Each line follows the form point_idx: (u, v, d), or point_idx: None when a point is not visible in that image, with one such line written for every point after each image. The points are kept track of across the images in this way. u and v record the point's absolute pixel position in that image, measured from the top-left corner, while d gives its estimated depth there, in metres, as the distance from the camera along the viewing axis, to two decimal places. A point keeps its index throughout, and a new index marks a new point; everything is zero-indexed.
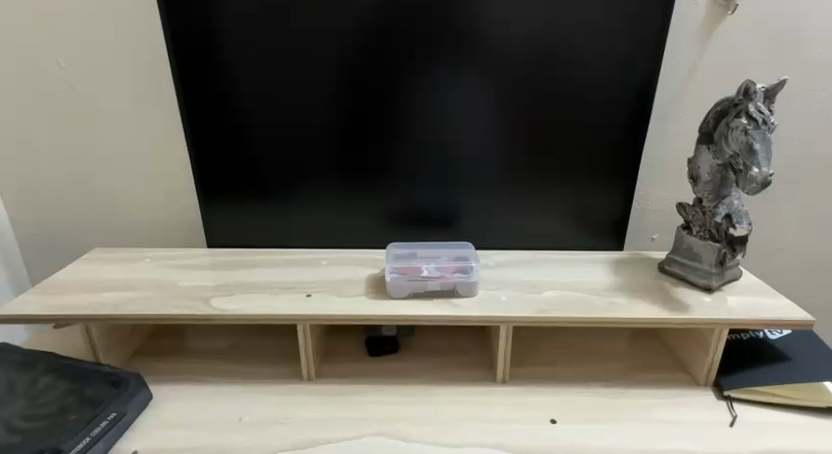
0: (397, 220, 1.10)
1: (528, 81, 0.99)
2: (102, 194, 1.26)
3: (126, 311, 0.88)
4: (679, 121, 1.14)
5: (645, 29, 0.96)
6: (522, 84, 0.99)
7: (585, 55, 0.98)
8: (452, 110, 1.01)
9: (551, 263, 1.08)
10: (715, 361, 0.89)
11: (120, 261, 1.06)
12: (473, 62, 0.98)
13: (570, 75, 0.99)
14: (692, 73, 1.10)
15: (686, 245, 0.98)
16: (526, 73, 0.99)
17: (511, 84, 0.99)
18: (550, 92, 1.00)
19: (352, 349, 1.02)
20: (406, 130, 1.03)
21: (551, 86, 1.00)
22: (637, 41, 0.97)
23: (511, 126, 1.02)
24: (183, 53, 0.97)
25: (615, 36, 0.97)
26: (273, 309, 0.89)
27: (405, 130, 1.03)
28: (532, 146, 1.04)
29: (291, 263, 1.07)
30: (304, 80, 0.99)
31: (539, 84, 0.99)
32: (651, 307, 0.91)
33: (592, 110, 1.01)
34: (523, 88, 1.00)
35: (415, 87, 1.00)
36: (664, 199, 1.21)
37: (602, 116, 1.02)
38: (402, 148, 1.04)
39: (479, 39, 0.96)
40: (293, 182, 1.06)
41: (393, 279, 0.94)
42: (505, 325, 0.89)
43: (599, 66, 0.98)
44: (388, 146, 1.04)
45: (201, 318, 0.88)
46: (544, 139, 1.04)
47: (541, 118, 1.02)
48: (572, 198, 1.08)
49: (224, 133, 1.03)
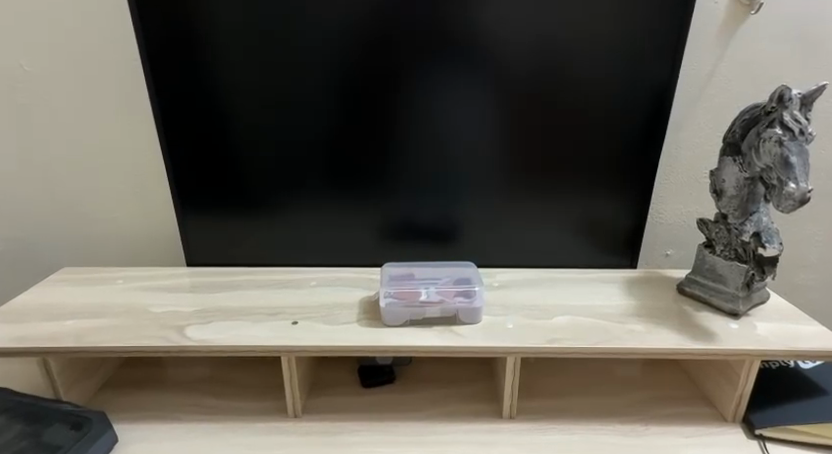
0: (393, 235, 1.02)
1: (535, 85, 0.91)
2: (75, 207, 1.17)
3: (89, 343, 0.78)
4: (697, 130, 1.06)
5: (662, 30, 0.87)
6: (527, 88, 0.91)
7: (597, 58, 0.89)
8: (453, 116, 0.93)
9: (560, 283, 1.00)
10: (744, 396, 0.81)
11: (89, 282, 0.97)
12: (475, 65, 0.89)
13: (581, 79, 0.91)
14: (711, 78, 1.02)
15: (709, 266, 0.90)
16: (532, 77, 0.90)
17: (516, 89, 0.91)
18: (559, 98, 0.92)
19: (344, 380, 0.93)
20: (403, 138, 0.94)
21: (560, 91, 0.91)
22: (654, 43, 0.88)
23: (516, 133, 0.94)
24: (157, 56, 0.88)
25: (629, 37, 0.88)
26: (254, 340, 0.80)
27: (400, 138, 0.94)
28: (540, 156, 0.96)
29: (277, 284, 0.98)
30: (291, 85, 0.91)
31: (546, 89, 0.91)
32: (674, 335, 0.82)
33: (604, 118, 0.93)
34: (529, 92, 0.91)
35: (412, 91, 0.91)
36: (680, 213, 1.12)
37: (615, 123, 0.94)
38: (398, 157, 0.96)
39: (481, 40, 0.88)
40: (280, 194, 0.98)
41: (388, 305, 0.85)
42: (512, 356, 0.81)
43: (611, 70, 0.90)
44: (383, 155, 0.95)
45: (174, 350, 0.79)
46: (551, 148, 0.95)
47: (548, 125, 0.94)
48: (581, 212, 1.00)
49: (203, 142, 0.94)
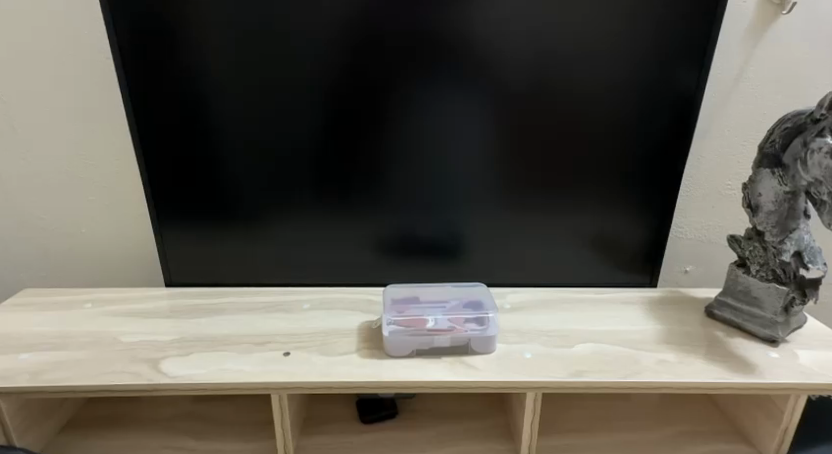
0: (395, 251, 0.93)
1: (535, 84, 0.82)
2: (40, 221, 1.06)
3: (48, 382, 0.68)
4: (722, 138, 0.98)
5: (689, 33, 0.80)
6: (529, 88, 0.82)
7: (615, 60, 0.81)
8: (451, 120, 0.84)
9: (577, 305, 0.91)
10: (788, 433, 0.73)
11: (52, 307, 0.87)
12: (479, 66, 0.81)
13: (588, 80, 0.82)
14: (738, 83, 0.95)
15: (742, 288, 0.82)
16: (538, 77, 0.82)
17: (517, 89, 0.82)
18: (567, 100, 0.83)
19: (340, 416, 0.84)
20: (401, 145, 0.85)
21: (562, 90, 0.83)
22: (677, 47, 0.81)
23: (516, 137, 0.85)
24: (130, 55, 0.79)
25: (646, 37, 0.80)
26: (240, 376, 0.71)
27: (395, 141, 0.85)
28: (545, 163, 0.87)
29: (266, 308, 0.88)
30: (281, 89, 0.81)
31: (547, 89, 0.82)
32: (709, 366, 0.74)
33: (621, 126, 0.85)
34: (531, 93, 0.82)
35: (407, 92, 0.82)
36: (702, 228, 1.05)
37: (637, 134, 0.86)
38: (394, 165, 0.86)
39: (475, 38, 0.79)
40: (266, 207, 0.88)
41: (393, 334, 0.75)
42: (532, 392, 0.72)
43: (632, 76, 0.82)
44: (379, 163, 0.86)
45: (146, 389, 0.69)
46: (559, 157, 0.87)
47: (554, 130, 0.85)
48: (600, 225, 0.92)
49: (184, 149, 0.84)
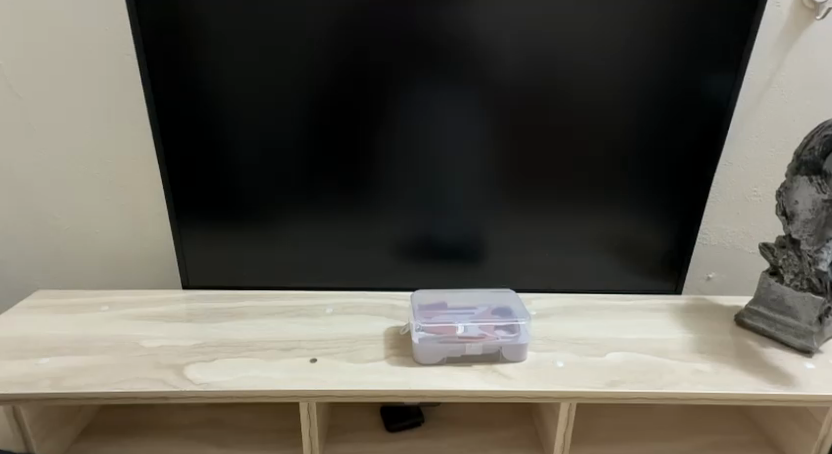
0: (418, 254, 0.91)
1: (531, 86, 0.79)
2: (51, 220, 1.03)
3: (71, 389, 0.66)
4: (750, 144, 0.97)
5: (715, 38, 0.78)
6: (531, 89, 0.80)
7: (634, 64, 0.79)
8: (469, 121, 0.82)
9: (603, 312, 0.89)
10: (825, 446, 0.72)
11: (67, 309, 0.84)
12: (481, 67, 0.78)
13: (596, 86, 0.80)
14: (768, 88, 0.94)
15: (775, 297, 0.81)
16: (545, 79, 0.79)
17: (520, 92, 0.80)
18: (573, 102, 0.81)
19: (365, 424, 0.82)
20: (407, 149, 0.83)
21: (562, 92, 0.80)
22: (690, 51, 0.78)
23: (520, 136, 0.82)
24: (153, 51, 0.76)
25: (658, 41, 0.78)
26: (267, 383, 0.69)
27: (398, 140, 0.82)
28: (548, 166, 0.85)
29: (287, 312, 0.86)
30: (304, 90, 0.79)
31: (546, 88, 0.80)
32: (745, 377, 0.73)
33: (636, 129, 0.83)
34: (531, 94, 0.80)
35: (406, 91, 0.80)
36: (726, 234, 1.04)
37: (653, 141, 0.83)
38: (400, 167, 0.84)
39: (467, 42, 0.77)
40: (279, 209, 0.86)
41: (423, 341, 0.74)
42: (566, 402, 0.70)
43: (650, 80, 0.80)
44: (386, 166, 0.84)
45: (172, 396, 0.67)
46: (568, 162, 0.84)
47: (559, 133, 0.83)
48: (628, 231, 0.90)
49: (205, 147, 0.82)
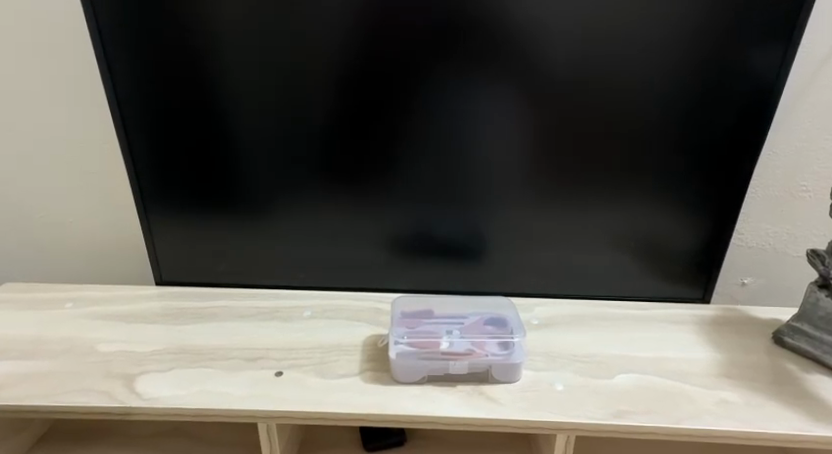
0: (411, 254, 0.81)
1: (539, 60, 0.67)
2: (30, 207, 0.98)
3: (9, 400, 0.60)
4: (801, 130, 0.83)
5: (767, 9, 0.64)
6: (541, 66, 0.67)
7: (665, 35, 0.65)
8: (466, 102, 0.70)
9: (617, 323, 0.78)
10: None
11: (30, 305, 0.79)
12: (481, 39, 0.67)
13: (618, 67, 0.67)
14: (827, 63, 0.79)
15: (824, 314, 0.68)
16: (560, 58, 0.67)
17: (528, 69, 0.68)
18: (591, 80, 0.68)
19: (341, 442, 0.74)
20: (404, 143, 0.73)
21: (577, 69, 0.68)
22: (736, 19, 0.65)
23: (533, 122, 0.71)
24: (107, 24, 0.68)
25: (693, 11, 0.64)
26: (221, 401, 0.61)
27: (397, 127, 0.72)
28: (562, 155, 0.73)
29: (261, 315, 0.78)
30: (277, 73, 0.69)
31: (557, 64, 0.67)
32: (783, 412, 0.61)
33: (670, 117, 0.70)
34: (542, 73, 0.68)
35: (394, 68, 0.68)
36: (766, 234, 0.90)
37: (693, 132, 0.70)
38: (397, 157, 0.74)
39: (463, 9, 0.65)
40: (273, 203, 0.78)
41: (401, 357, 0.65)
42: (563, 434, 0.60)
43: (684, 61, 0.67)
44: (386, 163, 0.74)
45: (118, 412, 0.60)
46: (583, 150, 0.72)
47: (571, 118, 0.70)
48: (652, 231, 0.77)
49: (170, 132, 0.74)
